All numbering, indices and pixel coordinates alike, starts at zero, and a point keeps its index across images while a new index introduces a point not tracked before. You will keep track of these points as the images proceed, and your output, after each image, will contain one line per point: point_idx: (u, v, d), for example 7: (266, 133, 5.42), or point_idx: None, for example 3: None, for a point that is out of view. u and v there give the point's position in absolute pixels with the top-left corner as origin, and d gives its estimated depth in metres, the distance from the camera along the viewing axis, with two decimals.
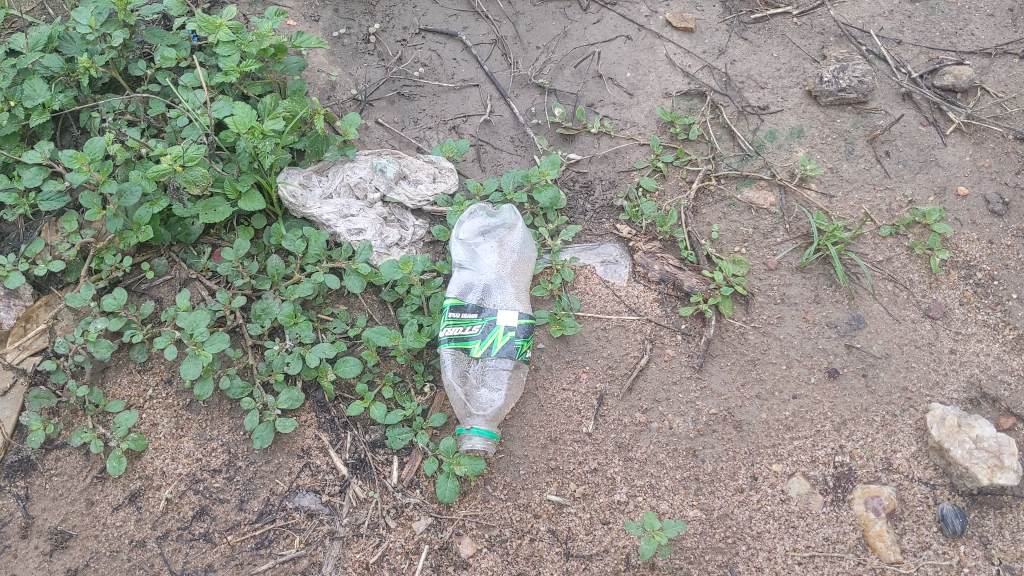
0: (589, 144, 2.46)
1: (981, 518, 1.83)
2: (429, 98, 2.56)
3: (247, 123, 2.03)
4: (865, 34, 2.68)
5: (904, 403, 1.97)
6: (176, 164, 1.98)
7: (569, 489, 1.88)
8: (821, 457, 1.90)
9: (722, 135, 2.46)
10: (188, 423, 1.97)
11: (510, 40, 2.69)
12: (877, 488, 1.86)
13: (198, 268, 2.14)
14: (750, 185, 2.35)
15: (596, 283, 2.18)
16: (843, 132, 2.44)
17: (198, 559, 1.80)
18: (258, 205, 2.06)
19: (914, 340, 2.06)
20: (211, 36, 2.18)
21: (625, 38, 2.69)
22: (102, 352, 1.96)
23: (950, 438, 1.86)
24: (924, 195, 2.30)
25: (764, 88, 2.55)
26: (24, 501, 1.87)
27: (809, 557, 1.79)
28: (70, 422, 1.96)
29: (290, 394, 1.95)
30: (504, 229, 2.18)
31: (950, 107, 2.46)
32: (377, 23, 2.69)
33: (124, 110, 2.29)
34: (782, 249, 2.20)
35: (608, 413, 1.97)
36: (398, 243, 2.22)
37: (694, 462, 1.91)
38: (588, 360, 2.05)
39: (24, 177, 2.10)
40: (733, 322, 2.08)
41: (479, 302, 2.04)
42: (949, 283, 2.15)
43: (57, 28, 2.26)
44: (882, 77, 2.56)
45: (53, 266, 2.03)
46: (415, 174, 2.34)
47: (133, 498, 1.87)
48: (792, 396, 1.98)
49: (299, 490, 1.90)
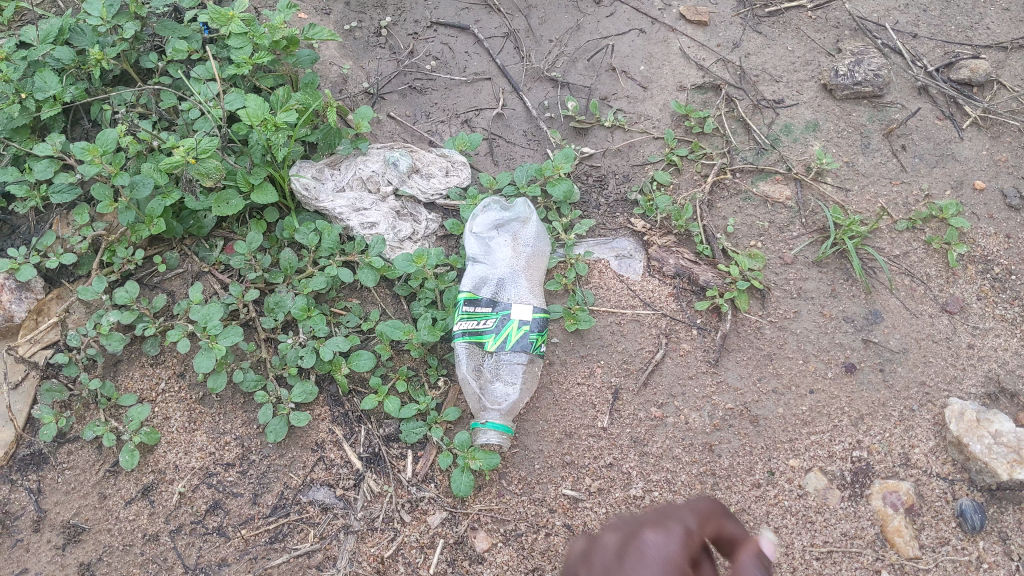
0: (602, 138, 2.44)
1: (1000, 514, 1.81)
2: (441, 92, 2.55)
3: (260, 115, 2.02)
4: (880, 28, 2.65)
5: (922, 399, 1.95)
6: (188, 156, 1.97)
7: (584, 484, 1.87)
8: (838, 452, 1.89)
9: (736, 128, 2.44)
10: (201, 416, 1.96)
11: (523, 33, 2.66)
12: (895, 483, 1.83)
13: (210, 261, 2.13)
14: (765, 179, 2.33)
15: (610, 277, 2.16)
16: (859, 126, 2.42)
17: (211, 553, 1.79)
18: (271, 197, 2.06)
19: (932, 334, 2.04)
20: (223, 28, 2.15)
21: (638, 31, 2.67)
22: (114, 345, 1.92)
23: (969, 433, 1.84)
24: (941, 189, 2.28)
25: (778, 81, 2.54)
26: (36, 495, 1.86)
27: (827, 552, 1.77)
28: (83, 415, 1.94)
29: (304, 387, 1.93)
30: (517, 223, 2.16)
31: (966, 101, 2.45)
32: (389, 16, 2.67)
33: (135, 103, 2.27)
34: (798, 243, 2.19)
35: (624, 407, 1.96)
36: (410, 237, 2.20)
37: (711, 457, 1.89)
38: (603, 355, 2.03)
39: (35, 169, 2.07)
40: (748, 316, 2.07)
41: (492, 296, 2.03)
42: (966, 278, 2.14)
43: (68, 21, 2.25)
44: (898, 71, 2.54)
45: (65, 259, 2.01)
46: (428, 168, 2.33)
47: (145, 492, 1.86)
48: (809, 390, 1.96)
49: (313, 484, 1.88)
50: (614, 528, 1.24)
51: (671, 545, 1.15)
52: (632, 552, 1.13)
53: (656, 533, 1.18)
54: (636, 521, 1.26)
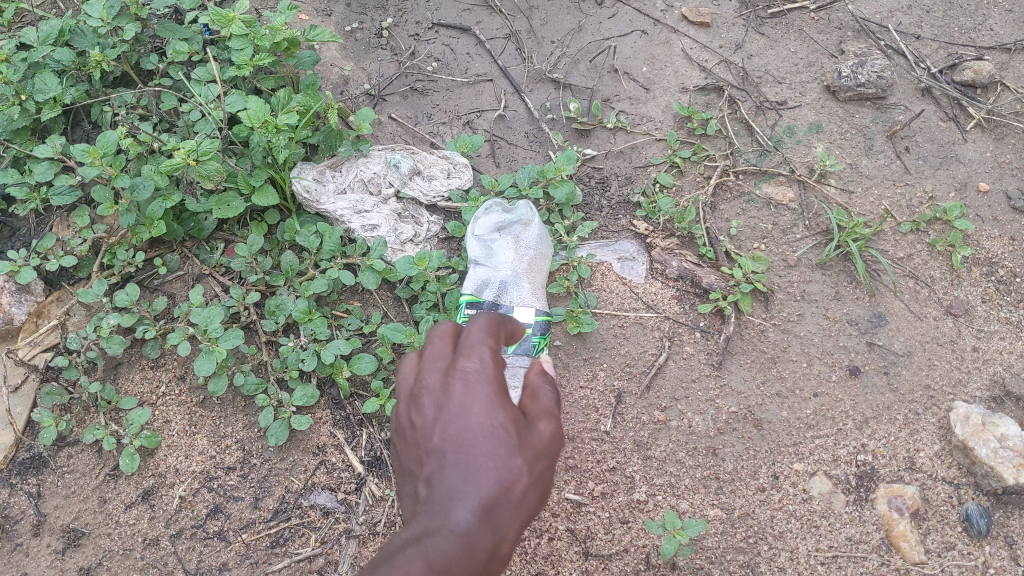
0: (605, 139, 2.43)
1: (1006, 519, 1.80)
2: (443, 93, 2.54)
3: (261, 117, 2.01)
4: (884, 29, 2.64)
5: (927, 402, 1.94)
6: (189, 158, 1.97)
7: (588, 488, 1.86)
8: (843, 456, 1.88)
9: (739, 130, 2.43)
10: (202, 420, 1.95)
11: (524, 34, 2.66)
12: (900, 487, 1.82)
13: (211, 264, 2.12)
14: (769, 181, 2.32)
15: (613, 280, 2.16)
16: (862, 128, 2.41)
17: (212, 558, 1.78)
18: (272, 199, 2.05)
19: (936, 337, 2.03)
20: (223, 29, 2.14)
21: (640, 32, 2.66)
22: (115, 348, 1.91)
23: (974, 437, 1.83)
24: (945, 191, 2.27)
25: (781, 83, 2.53)
26: (35, 499, 1.85)
27: (832, 557, 1.76)
28: (82, 419, 1.93)
29: (305, 390, 1.92)
30: (519, 225, 2.14)
31: (970, 103, 2.43)
32: (390, 18, 2.66)
33: (136, 105, 2.25)
34: (801, 246, 2.18)
35: (627, 411, 1.95)
36: (412, 239, 2.20)
37: (714, 461, 1.88)
38: (605, 358, 2.02)
39: (35, 171, 2.05)
40: (752, 319, 2.06)
41: (494, 299, 2.03)
42: (971, 280, 2.13)
43: (68, 22, 2.24)
44: (902, 73, 2.53)
45: (65, 262, 2.00)
46: (429, 169, 2.31)
47: (146, 496, 1.85)
48: (813, 394, 1.95)
49: (314, 488, 1.87)
50: (427, 352, 1.03)
51: (485, 366, 0.98)
52: (446, 403, 0.96)
53: (465, 360, 0.98)
54: (437, 342, 1.03)
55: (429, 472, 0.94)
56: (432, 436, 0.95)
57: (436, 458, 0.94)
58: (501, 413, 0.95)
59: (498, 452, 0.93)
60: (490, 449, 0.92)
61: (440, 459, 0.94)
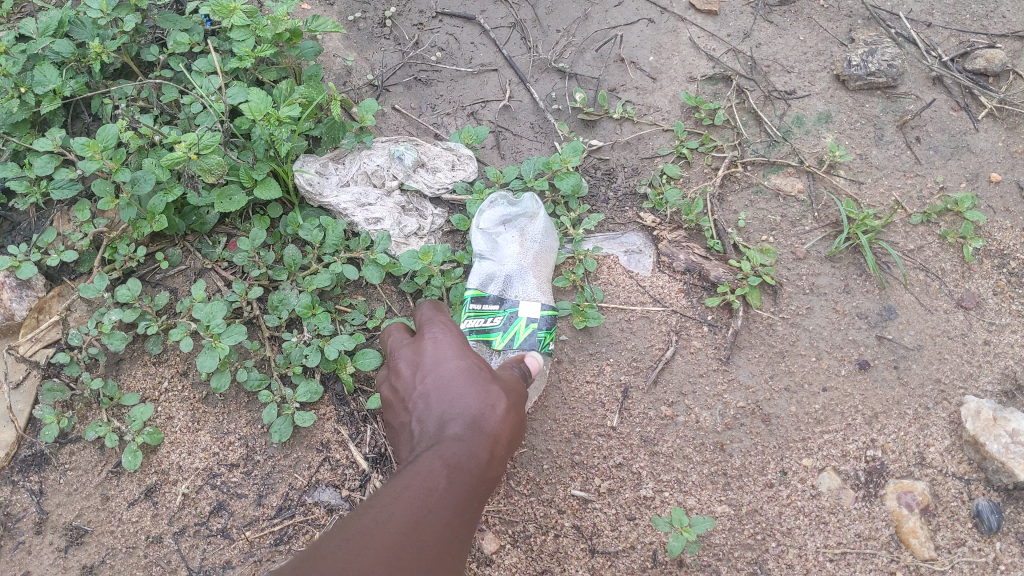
0: (611, 130, 2.40)
1: (1017, 514, 1.78)
2: (447, 83, 2.50)
3: (263, 110, 1.96)
4: (894, 17, 2.59)
5: (938, 397, 1.92)
6: (190, 151, 1.92)
7: (594, 484, 1.84)
8: (851, 451, 1.86)
9: (747, 120, 2.40)
10: (205, 416, 1.93)
11: (529, 23, 2.61)
12: (910, 483, 1.80)
13: (213, 258, 2.10)
14: (777, 172, 2.29)
15: (620, 273, 2.13)
16: (872, 117, 2.37)
17: (216, 556, 1.77)
18: (275, 193, 2.02)
19: (947, 330, 2.00)
20: (224, 20, 2.10)
21: (647, 21, 2.61)
22: (116, 344, 1.90)
23: (985, 432, 1.81)
24: (956, 182, 2.24)
25: (790, 72, 2.49)
26: (38, 496, 1.84)
27: (841, 554, 1.75)
28: (84, 415, 1.92)
29: (309, 386, 1.90)
30: (524, 219, 2.11)
31: (982, 91, 2.39)
32: (393, 7, 2.62)
33: (136, 97, 2.24)
34: (810, 238, 2.15)
35: (634, 406, 1.93)
36: (417, 232, 2.17)
37: (722, 456, 1.86)
38: (612, 352, 2.00)
39: (35, 165, 2.05)
40: (760, 313, 2.03)
41: (500, 294, 2.01)
42: (982, 273, 2.10)
43: (67, 13, 2.21)
44: (913, 61, 2.48)
45: (66, 257, 1.99)
46: (434, 161, 2.29)
47: (148, 494, 1.84)
48: (822, 388, 1.93)
49: (318, 485, 1.86)
50: (399, 350, 1.49)
51: (442, 338, 1.45)
52: (422, 361, 1.39)
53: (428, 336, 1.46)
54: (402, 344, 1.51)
55: (423, 411, 1.31)
56: (417, 385, 1.36)
57: (425, 397, 1.32)
58: (461, 357, 1.37)
59: (471, 383, 1.31)
60: (462, 377, 1.32)
61: (427, 397, 1.32)
